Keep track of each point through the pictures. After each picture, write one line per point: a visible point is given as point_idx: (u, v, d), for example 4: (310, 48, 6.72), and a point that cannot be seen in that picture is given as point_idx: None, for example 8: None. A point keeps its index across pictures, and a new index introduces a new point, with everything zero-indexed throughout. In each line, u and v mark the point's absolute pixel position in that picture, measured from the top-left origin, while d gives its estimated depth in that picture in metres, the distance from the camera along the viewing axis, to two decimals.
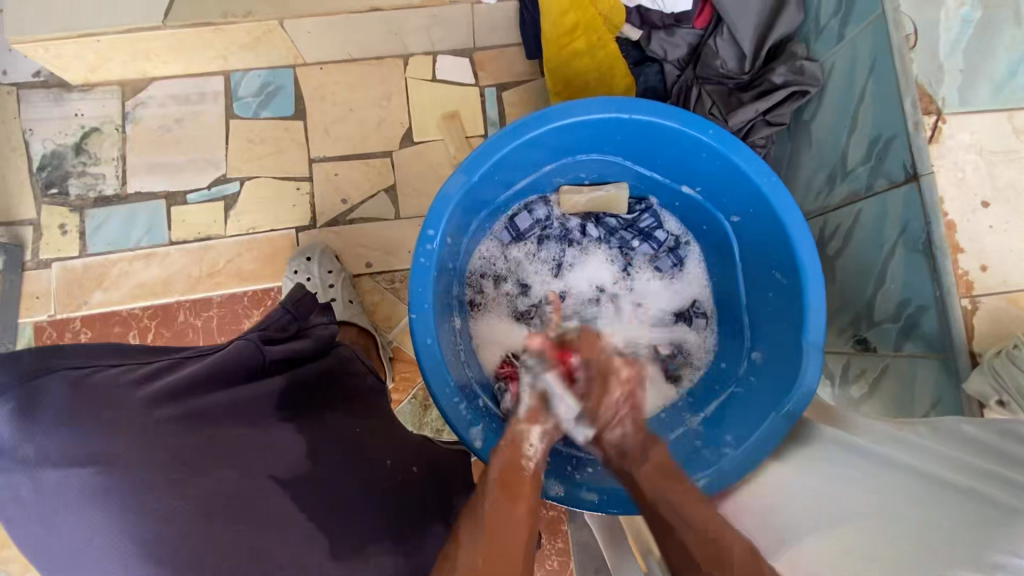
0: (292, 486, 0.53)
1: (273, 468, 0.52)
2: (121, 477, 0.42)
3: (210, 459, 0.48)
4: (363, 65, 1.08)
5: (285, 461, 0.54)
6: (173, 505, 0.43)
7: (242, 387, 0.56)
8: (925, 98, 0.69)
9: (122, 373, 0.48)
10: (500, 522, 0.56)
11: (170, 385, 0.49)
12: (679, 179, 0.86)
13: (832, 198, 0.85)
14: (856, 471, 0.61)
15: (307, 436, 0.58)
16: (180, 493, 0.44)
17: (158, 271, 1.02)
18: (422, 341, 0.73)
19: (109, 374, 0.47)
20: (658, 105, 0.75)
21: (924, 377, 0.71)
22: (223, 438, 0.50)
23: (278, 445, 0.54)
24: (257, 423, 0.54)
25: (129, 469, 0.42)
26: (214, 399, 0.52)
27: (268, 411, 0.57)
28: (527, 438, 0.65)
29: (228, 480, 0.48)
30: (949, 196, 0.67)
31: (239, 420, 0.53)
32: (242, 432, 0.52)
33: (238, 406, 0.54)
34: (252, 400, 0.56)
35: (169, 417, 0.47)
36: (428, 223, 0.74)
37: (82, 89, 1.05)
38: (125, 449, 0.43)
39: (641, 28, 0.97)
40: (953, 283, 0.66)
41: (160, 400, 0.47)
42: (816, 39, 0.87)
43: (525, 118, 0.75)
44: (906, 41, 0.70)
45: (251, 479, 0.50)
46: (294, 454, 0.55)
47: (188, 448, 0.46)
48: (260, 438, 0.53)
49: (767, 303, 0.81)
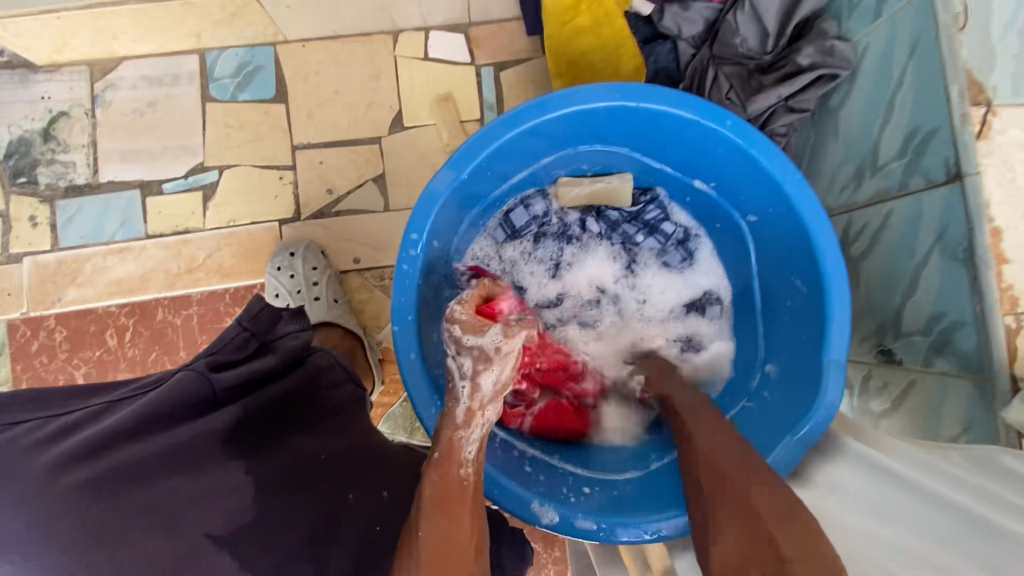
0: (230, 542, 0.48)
1: (205, 523, 0.47)
2: (18, 559, 0.39)
3: (128, 524, 0.43)
4: (350, 42, 0.99)
5: (225, 512, 0.49)
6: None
7: (184, 427, 0.52)
8: (975, 87, 0.60)
9: (26, 434, 0.44)
10: (434, 551, 0.50)
11: (82, 442, 0.45)
12: (690, 172, 0.79)
13: (859, 195, 0.77)
14: (870, 495, 0.55)
15: (257, 473, 0.54)
16: (85, 572, 0.40)
17: (133, 266, 0.97)
18: (406, 356, 0.68)
19: (12, 435, 0.44)
20: (672, 94, 0.67)
21: (955, 398, 0.65)
22: (147, 496, 0.45)
23: (218, 495, 0.50)
24: (195, 470, 0.50)
25: (27, 548, 0.39)
26: (142, 450, 0.47)
27: (213, 451, 0.53)
28: (464, 443, 0.57)
29: (150, 546, 0.43)
30: (996, 200, 0.59)
31: (175, 467, 0.49)
32: (175, 484, 0.48)
33: (175, 450, 0.50)
34: (191, 445, 0.51)
35: (77, 481, 0.43)
36: (412, 226, 0.68)
37: (48, 69, 0.97)
38: (21, 526, 0.40)
39: (652, 3, 0.88)
40: (996, 298, 0.59)
41: (67, 463, 0.43)
42: (849, 16, 0.78)
43: (523, 106, 0.68)
44: (954, 20, 0.62)
45: (182, 540, 0.45)
46: (237, 501, 0.50)
47: (99, 517, 0.42)
48: (200, 487, 0.49)
49: (785, 311, 0.74)
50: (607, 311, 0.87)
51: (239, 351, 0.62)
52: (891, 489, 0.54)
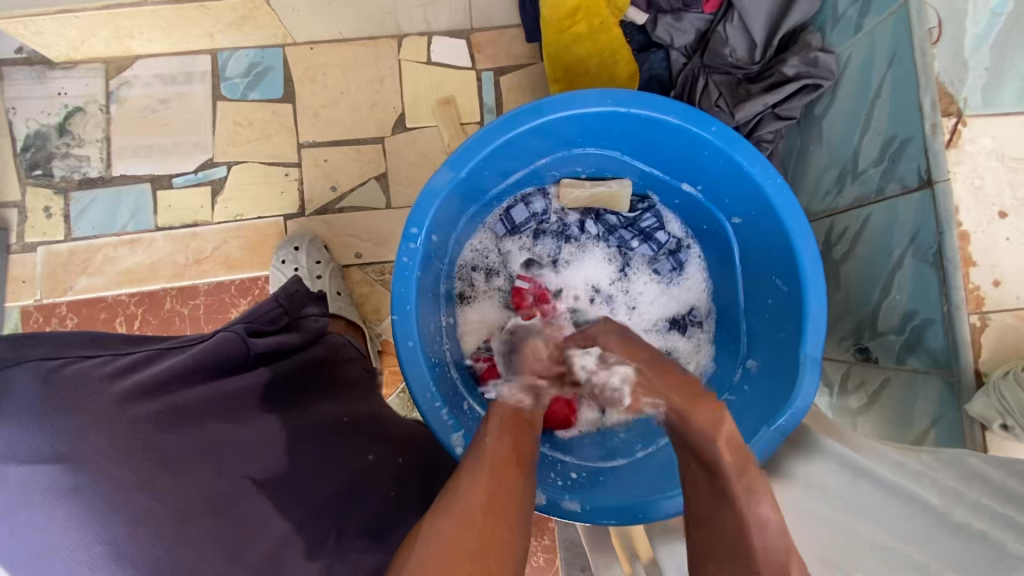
0: (264, 485, 0.53)
1: (246, 466, 0.52)
2: (90, 474, 0.43)
3: (185, 456, 0.48)
4: (356, 45, 1.03)
5: (260, 459, 0.54)
6: (140, 505, 0.43)
7: (222, 381, 0.56)
8: (946, 98, 0.65)
9: (94, 367, 0.48)
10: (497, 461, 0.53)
11: (145, 380, 0.49)
12: (680, 176, 0.82)
13: (841, 199, 0.81)
14: (852, 496, 0.57)
15: (290, 426, 0.59)
16: (150, 492, 0.44)
17: (144, 257, 1.00)
18: (404, 343, 0.71)
19: (82, 367, 0.48)
20: (663, 100, 0.71)
21: (926, 393, 0.68)
22: (199, 435, 0.50)
23: (254, 443, 0.54)
24: (236, 418, 0.55)
25: (98, 466, 0.43)
26: (192, 395, 0.52)
27: (247, 406, 0.57)
28: (518, 398, 0.62)
29: (202, 478, 0.48)
30: (964, 205, 0.63)
31: (219, 412, 0.54)
32: (220, 427, 0.53)
33: (219, 399, 0.54)
34: (232, 396, 0.56)
35: (143, 412, 0.47)
36: (412, 221, 0.71)
37: (65, 67, 1.01)
38: (95, 445, 0.44)
39: (647, 12, 0.93)
40: (962, 298, 0.62)
41: (133, 396, 0.48)
42: (832, 29, 0.81)
43: (519, 109, 0.71)
44: (929, 35, 0.65)
45: (226, 477, 0.50)
46: (270, 452, 0.55)
47: (163, 446, 0.47)
48: (239, 434, 0.54)
49: (766, 310, 0.77)
50: (600, 310, 0.91)
51: (272, 324, 0.68)
52: (874, 492, 0.55)
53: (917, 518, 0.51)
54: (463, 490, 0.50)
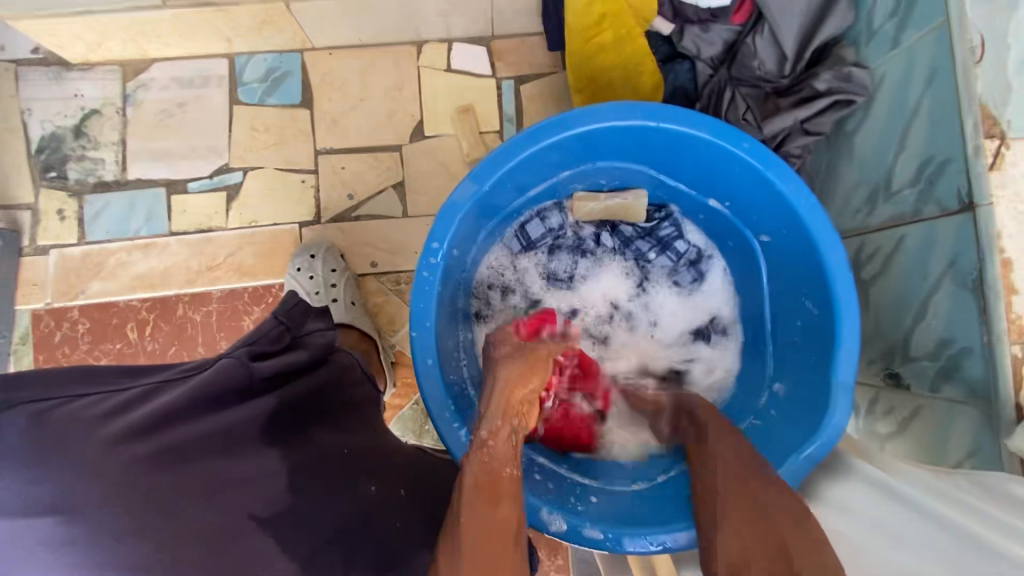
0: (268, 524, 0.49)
1: (251, 503, 0.49)
2: (85, 523, 0.41)
3: (183, 497, 0.45)
4: (375, 51, 1.01)
5: (264, 494, 0.50)
6: (139, 553, 0.41)
7: (226, 412, 0.54)
8: (989, 121, 0.61)
9: (86, 409, 0.46)
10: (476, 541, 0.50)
11: (139, 420, 0.47)
12: (705, 191, 0.80)
13: (872, 219, 0.79)
14: (877, 514, 0.56)
15: (292, 460, 0.56)
16: (145, 540, 0.42)
17: (156, 262, 0.99)
18: (423, 361, 0.69)
19: (75, 408, 0.46)
20: (692, 114, 0.69)
21: (961, 423, 0.65)
22: (198, 472, 0.47)
23: (260, 477, 0.51)
24: (237, 453, 0.52)
25: (92, 513, 0.41)
26: (192, 432, 0.49)
27: (253, 437, 0.54)
28: (484, 440, 0.57)
29: (201, 519, 0.45)
30: (1008, 230, 0.60)
31: (221, 448, 0.51)
32: (219, 463, 0.49)
33: (222, 433, 0.52)
34: (234, 429, 0.53)
35: (137, 453, 0.45)
36: (433, 235, 0.69)
37: (82, 68, 1.00)
38: (87, 492, 0.41)
39: (673, 23, 0.90)
40: (1004, 328, 0.60)
41: (127, 436, 0.45)
42: (867, 42, 0.79)
43: (542, 122, 0.70)
44: (972, 54, 0.63)
45: (227, 514, 0.47)
46: (277, 485, 0.52)
47: (157, 489, 0.44)
48: (241, 469, 0.51)
49: (794, 331, 0.75)
50: (619, 327, 0.89)
51: (276, 343, 0.67)
52: (899, 510, 0.55)
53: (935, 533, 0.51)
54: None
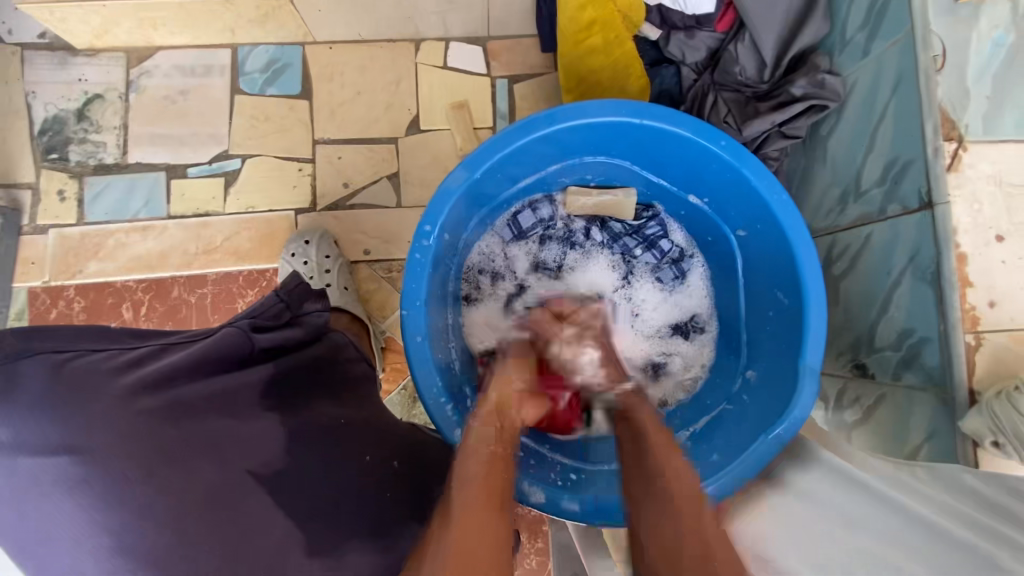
0: (265, 481, 0.52)
1: (247, 460, 0.52)
2: (98, 464, 0.43)
3: (186, 450, 0.48)
4: (374, 46, 1.05)
5: (262, 454, 0.54)
6: (144, 497, 0.44)
7: (225, 376, 0.58)
8: (949, 123, 0.67)
9: (102, 362, 0.50)
10: (466, 518, 0.51)
11: (151, 374, 0.51)
12: (687, 188, 0.84)
13: (843, 218, 0.83)
14: (841, 503, 0.58)
15: (287, 425, 0.59)
16: (151, 485, 0.45)
17: (154, 244, 1.01)
18: (412, 337, 0.72)
19: (89, 361, 0.49)
20: (673, 112, 0.73)
21: (920, 410, 0.69)
22: (201, 429, 0.51)
23: (255, 439, 0.54)
24: (237, 414, 0.55)
25: (104, 456, 0.44)
26: (195, 390, 0.53)
27: (249, 402, 0.58)
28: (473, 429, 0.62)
29: (202, 472, 0.48)
30: (962, 227, 0.65)
31: (222, 408, 0.54)
32: (220, 423, 0.53)
33: (221, 395, 0.55)
34: (234, 392, 0.57)
35: (147, 407, 0.48)
36: (426, 219, 0.73)
37: (87, 54, 1.03)
38: (101, 436, 0.44)
39: (660, 29, 0.94)
40: (959, 317, 0.64)
41: (139, 391, 0.49)
42: (840, 52, 0.84)
43: (533, 115, 0.73)
44: (933, 62, 0.67)
45: (226, 471, 0.50)
46: (270, 447, 0.55)
47: (164, 440, 0.47)
48: (240, 429, 0.54)
49: (767, 322, 0.79)
50: None
51: (274, 319, 0.70)
52: (865, 500, 0.56)
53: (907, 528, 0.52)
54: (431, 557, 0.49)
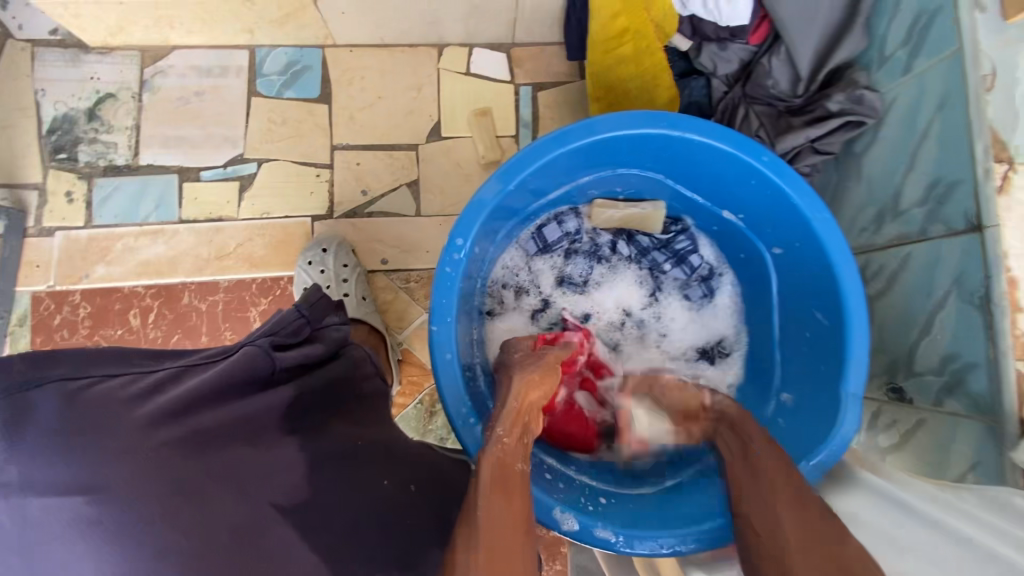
0: (291, 514, 0.48)
1: (271, 493, 0.48)
2: (115, 504, 0.40)
3: (210, 484, 0.44)
4: (396, 51, 1.03)
5: (285, 485, 0.50)
6: (163, 539, 0.40)
7: (248, 400, 0.53)
8: (998, 146, 0.64)
9: (118, 390, 0.46)
10: (493, 528, 0.49)
11: (170, 402, 0.47)
12: (721, 204, 0.82)
13: (879, 237, 0.81)
14: (891, 530, 0.56)
15: (309, 452, 0.54)
16: (170, 527, 0.41)
17: (164, 249, 0.98)
18: (441, 354, 0.69)
19: (107, 389, 0.45)
20: (713, 126, 0.70)
21: (965, 438, 0.67)
22: (224, 461, 0.47)
23: (279, 471, 0.50)
24: (259, 442, 0.51)
25: (121, 495, 0.40)
26: (216, 417, 0.49)
27: (270, 427, 0.53)
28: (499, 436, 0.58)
29: (225, 508, 0.44)
30: (1013, 250, 0.63)
31: (246, 437, 0.50)
32: (242, 454, 0.49)
33: (244, 422, 0.51)
34: (256, 417, 0.53)
35: (167, 439, 0.44)
36: (457, 231, 0.70)
37: (100, 52, 1.00)
38: (119, 473, 0.41)
39: (691, 39, 0.92)
40: (1009, 344, 0.62)
41: (159, 420, 0.45)
42: (878, 68, 0.82)
43: (569, 126, 0.71)
44: (982, 82, 0.66)
45: (250, 507, 0.46)
46: (294, 476, 0.51)
47: (185, 476, 0.43)
48: (263, 458, 0.50)
49: (803, 343, 0.77)
50: (629, 335, 0.90)
51: (294, 335, 0.66)
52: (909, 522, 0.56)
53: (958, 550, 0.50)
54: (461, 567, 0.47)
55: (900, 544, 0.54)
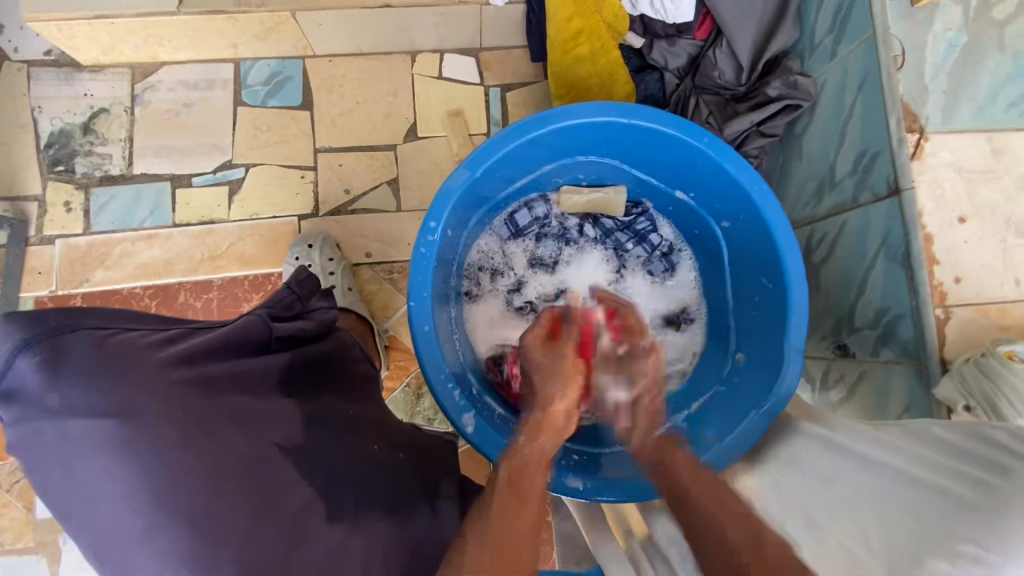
0: (290, 453, 0.55)
1: (271, 434, 0.54)
2: (142, 429, 0.45)
3: (220, 422, 0.50)
4: (372, 59, 1.10)
5: (283, 430, 0.56)
6: (183, 461, 0.46)
7: (249, 359, 0.58)
8: (910, 116, 0.73)
9: (138, 337, 0.50)
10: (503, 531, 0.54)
11: (185, 349, 0.51)
12: (674, 184, 0.89)
13: (820, 208, 0.89)
14: (830, 469, 0.63)
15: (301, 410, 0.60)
16: (190, 451, 0.46)
17: (159, 252, 1.04)
18: (420, 328, 0.76)
19: (127, 337, 0.49)
20: (658, 112, 0.78)
21: (898, 383, 0.74)
22: (231, 404, 0.52)
23: (277, 416, 0.56)
24: (259, 395, 0.56)
25: (148, 422, 0.45)
26: (223, 369, 0.54)
27: (269, 385, 0.59)
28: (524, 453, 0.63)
29: (233, 442, 0.50)
30: (927, 211, 0.71)
31: (247, 389, 0.55)
32: (246, 401, 0.54)
33: (247, 376, 0.56)
34: (258, 374, 0.58)
35: (183, 380, 0.49)
36: (430, 215, 0.77)
37: (93, 70, 1.07)
38: (145, 404, 0.46)
39: (643, 37, 1.00)
40: (929, 293, 0.69)
41: (177, 362, 0.50)
42: (810, 55, 0.90)
43: (529, 117, 0.78)
44: (894, 61, 0.74)
45: (256, 444, 0.52)
46: (290, 423, 0.57)
47: (198, 412, 0.48)
48: (263, 407, 0.56)
49: (753, 307, 0.84)
50: None
51: (287, 311, 0.72)
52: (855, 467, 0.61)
53: (893, 484, 0.56)
54: (468, 559, 0.51)
55: (840, 484, 0.61)
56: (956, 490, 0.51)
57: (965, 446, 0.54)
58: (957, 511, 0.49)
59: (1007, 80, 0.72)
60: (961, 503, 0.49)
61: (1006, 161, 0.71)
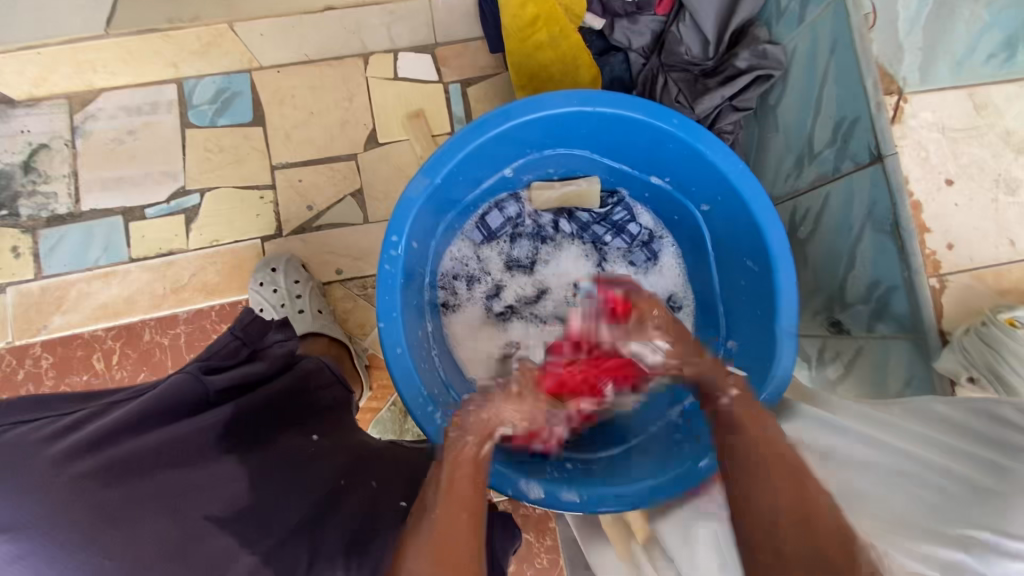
0: (225, 523, 0.51)
1: (203, 507, 0.50)
2: (34, 539, 0.42)
3: (136, 509, 0.46)
4: (322, 66, 1.04)
5: (221, 498, 0.52)
6: (87, 563, 0.42)
7: (179, 424, 0.55)
8: (887, 78, 0.69)
9: (31, 432, 0.47)
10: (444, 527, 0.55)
11: (86, 436, 0.47)
12: (648, 169, 0.85)
13: (801, 181, 0.85)
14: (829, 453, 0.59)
15: (249, 466, 0.57)
16: (97, 549, 0.43)
17: (118, 290, 0.99)
18: (392, 350, 0.72)
19: (19, 433, 0.47)
20: (625, 97, 0.73)
21: (898, 358, 0.71)
22: (154, 483, 0.49)
23: (214, 484, 0.53)
24: (192, 461, 0.53)
25: (42, 530, 0.42)
26: (138, 444, 0.50)
27: (204, 446, 0.55)
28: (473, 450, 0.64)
29: (153, 528, 0.46)
30: (914, 176, 0.67)
31: (176, 457, 0.52)
32: (174, 473, 0.51)
33: (174, 444, 0.53)
34: (190, 438, 0.54)
35: (84, 471, 0.45)
36: (391, 229, 0.72)
37: (27, 105, 1.00)
38: (32, 512, 0.42)
39: (603, 18, 0.97)
40: (921, 263, 0.66)
41: (75, 454, 0.46)
42: (777, 22, 0.87)
43: (488, 113, 0.73)
44: (865, 20, 0.70)
45: (182, 524, 0.48)
46: (230, 488, 0.54)
47: (107, 502, 0.45)
48: (195, 477, 0.52)
49: (740, 290, 0.81)
50: None
51: (230, 358, 0.70)
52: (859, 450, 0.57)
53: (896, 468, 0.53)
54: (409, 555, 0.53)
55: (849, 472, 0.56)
56: (972, 479, 0.47)
57: (977, 432, 0.50)
58: (975, 498, 0.46)
59: (986, 30, 0.66)
60: (975, 487, 0.47)
61: (990, 115, 0.67)
